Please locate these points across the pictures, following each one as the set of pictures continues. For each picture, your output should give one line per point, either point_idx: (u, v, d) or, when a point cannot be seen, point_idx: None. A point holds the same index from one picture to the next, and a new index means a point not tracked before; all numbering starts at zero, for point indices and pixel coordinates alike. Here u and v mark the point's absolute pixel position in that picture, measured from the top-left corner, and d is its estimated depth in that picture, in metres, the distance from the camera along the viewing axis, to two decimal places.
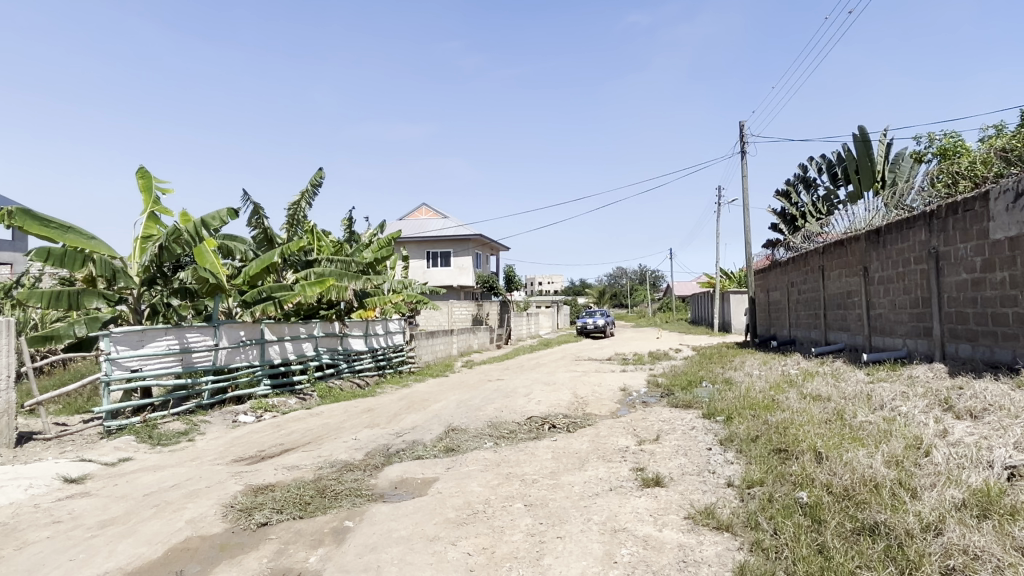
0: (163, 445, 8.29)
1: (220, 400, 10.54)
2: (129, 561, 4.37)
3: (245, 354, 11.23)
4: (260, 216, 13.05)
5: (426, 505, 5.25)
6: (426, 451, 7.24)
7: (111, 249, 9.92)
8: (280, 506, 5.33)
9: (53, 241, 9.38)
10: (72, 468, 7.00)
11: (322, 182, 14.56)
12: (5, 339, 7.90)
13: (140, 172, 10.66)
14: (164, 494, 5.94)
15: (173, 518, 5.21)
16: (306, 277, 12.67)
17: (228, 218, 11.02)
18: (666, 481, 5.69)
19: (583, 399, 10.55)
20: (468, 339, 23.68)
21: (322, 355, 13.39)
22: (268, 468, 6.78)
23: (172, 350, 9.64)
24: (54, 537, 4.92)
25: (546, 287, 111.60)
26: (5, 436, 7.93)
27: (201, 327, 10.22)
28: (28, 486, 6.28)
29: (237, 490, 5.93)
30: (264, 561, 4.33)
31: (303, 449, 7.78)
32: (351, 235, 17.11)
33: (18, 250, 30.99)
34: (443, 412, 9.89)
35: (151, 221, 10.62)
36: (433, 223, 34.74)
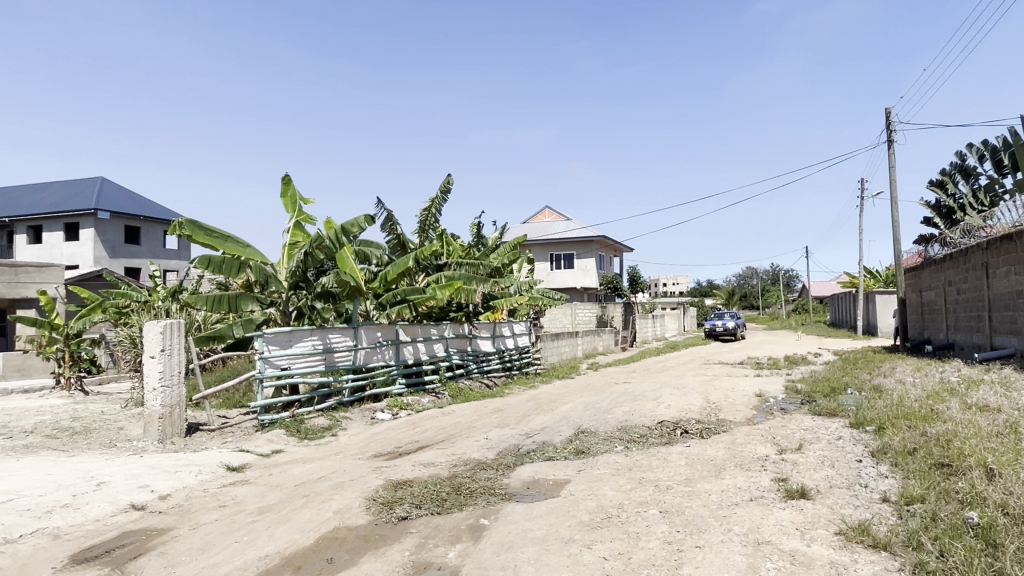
0: (310, 439, 8.86)
1: (359, 398, 11.11)
2: (286, 546, 4.70)
3: (382, 355, 11.78)
4: (393, 223, 13.64)
5: (559, 507, 5.26)
6: (557, 453, 7.27)
7: (264, 256, 10.73)
8: (419, 501, 5.53)
9: (214, 249, 10.32)
10: (233, 457, 7.64)
11: (451, 187, 15.01)
12: (177, 338, 8.69)
13: (286, 184, 11.44)
14: (314, 485, 6.34)
15: (323, 508, 5.54)
16: (438, 280, 13.11)
17: (366, 225, 11.60)
18: (813, 493, 5.37)
19: (716, 404, 10.19)
20: (593, 341, 23.58)
21: (452, 356, 13.80)
22: (406, 464, 7.06)
23: (316, 350, 10.28)
24: (221, 520, 5.38)
25: (671, 288, 109.09)
26: (176, 427, 8.76)
27: (342, 329, 10.84)
28: (198, 472, 6.92)
29: (378, 484, 6.21)
30: (406, 553, 4.51)
31: (437, 446, 8.04)
32: (478, 239, 17.55)
33: (184, 258, 34.30)
34: (572, 414, 9.90)
35: (297, 229, 11.37)
36: (556, 225, 34.85)
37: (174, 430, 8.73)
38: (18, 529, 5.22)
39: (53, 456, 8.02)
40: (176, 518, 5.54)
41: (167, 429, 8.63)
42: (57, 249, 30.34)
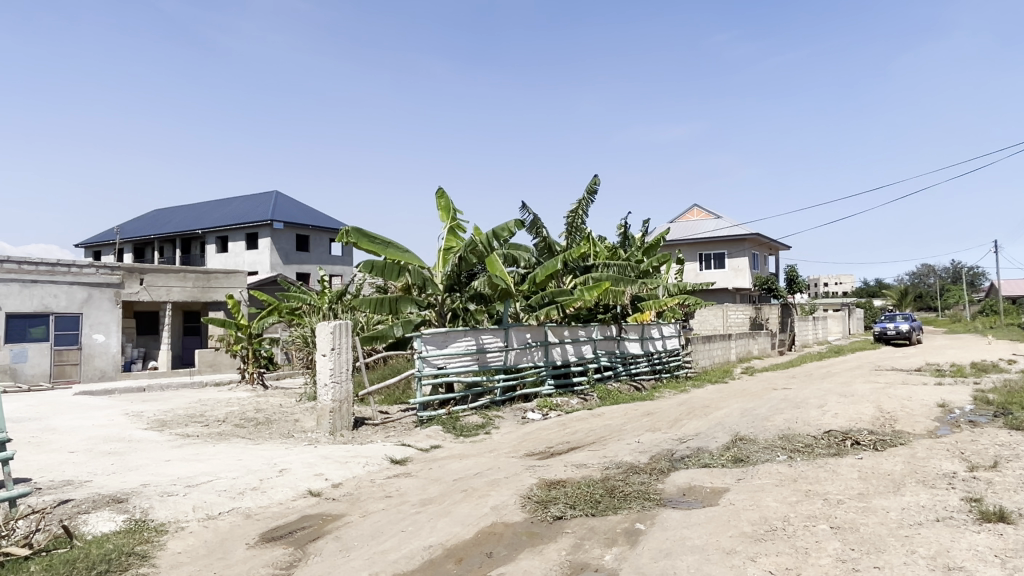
0: (465, 436, 9.18)
1: (511, 398, 11.37)
2: (448, 538, 4.90)
3: (532, 356, 11.98)
4: (540, 225, 13.82)
5: (719, 516, 5.08)
6: (713, 460, 7.01)
7: (422, 261, 11.28)
8: (573, 502, 5.56)
9: (377, 255, 10.95)
10: (396, 451, 8.09)
11: (598, 188, 14.95)
12: (345, 339, 9.36)
13: (440, 194, 11.94)
14: (471, 480, 6.56)
15: (481, 503, 5.72)
16: (586, 281, 13.11)
17: (516, 228, 11.83)
18: (1014, 518, 4.77)
19: (891, 414, 9.37)
20: (747, 344, 22.52)
21: (601, 358, 13.75)
22: (559, 465, 7.12)
23: (470, 350, 10.64)
24: (388, 510, 5.72)
25: (832, 288, 101.74)
26: (344, 420, 9.42)
27: (494, 330, 11.15)
28: (366, 463, 7.41)
29: (532, 483, 6.32)
30: (563, 553, 4.54)
31: (589, 448, 8.04)
32: (625, 239, 17.36)
33: (347, 263, 36.84)
34: (727, 420, 9.51)
35: (451, 235, 11.85)
36: (706, 223, 33.66)
37: (343, 423, 9.39)
38: (217, 507, 5.85)
39: (242, 443, 8.93)
40: (348, 505, 5.96)
41: (337, 422, 9.32)
42: (240, 257, 33.74)
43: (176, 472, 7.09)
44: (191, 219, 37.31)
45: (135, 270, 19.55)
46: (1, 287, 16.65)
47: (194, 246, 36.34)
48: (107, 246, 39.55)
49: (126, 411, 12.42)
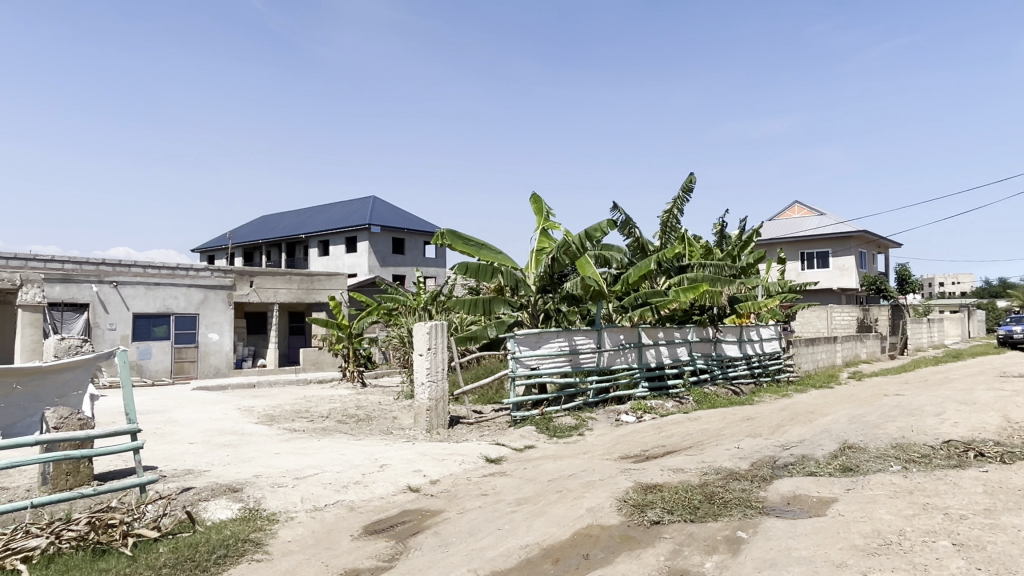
0: (559, 437, 9.18)
1: (604, 400, 11.29)
2: (544, 538, 4.92)
3: (625, 357, 11.85)
4: (633, 226, 13.64)
5: (827, 527, 4.85)
6: (819, 468, 6.69)
7: (514, 262, 11.39)
8: (671, 507, 5.45)
9: (471, 256, 11.22)
10: (491, 450, 8.20)
11: (693, 186, 14.61)
12: (441, 339, 9.54)
13: (534, 197, 12.03)
14: (566, 482, 6.56)
15: (576, 505, 5.71)
16: (681, 282, 12.82)
17: (609, 229, 11.73)
18: None
19: (1020, 425, 8.63)
20: (854, 347, 21.36)
21: (696, 361, 13.42)
22: (655, 468, 7.00)
23: (563, 351, 10.63)
24: (485, 508, 5.80)
25: (949, 288, 94.92)
26: (441, 419, 9.62)
27: (586, 331, 11.08)
28: (462, 461, 7.55)
29: (628, 486, 6.24)
30: (661, 558, 4.47)
31: (685, 452, 7.86)
32: (722, 239, 16.87)
33: (440, 265, 37.64)
34: (834, 427, 9.05)
35: (544, 237, 11.92)
36: (807, 221, 32.19)
37: (439, 421, 9.60)
38: (323, 499, 6.13)
39: (345, 438, 9.30)
40: (446, 502, 6.09)
41: (433, 420, 9.53)
42: (340, 260, 35.16)
43: (285, 465, 7.47)
44: (295, 224, 39.21)
45: (245, 273, 20.75)
46: (129, 289, 18.07)
47: (297, 250, 38.15)
48: (220, 250, 42.18)
49: (238, 406, 13.20)
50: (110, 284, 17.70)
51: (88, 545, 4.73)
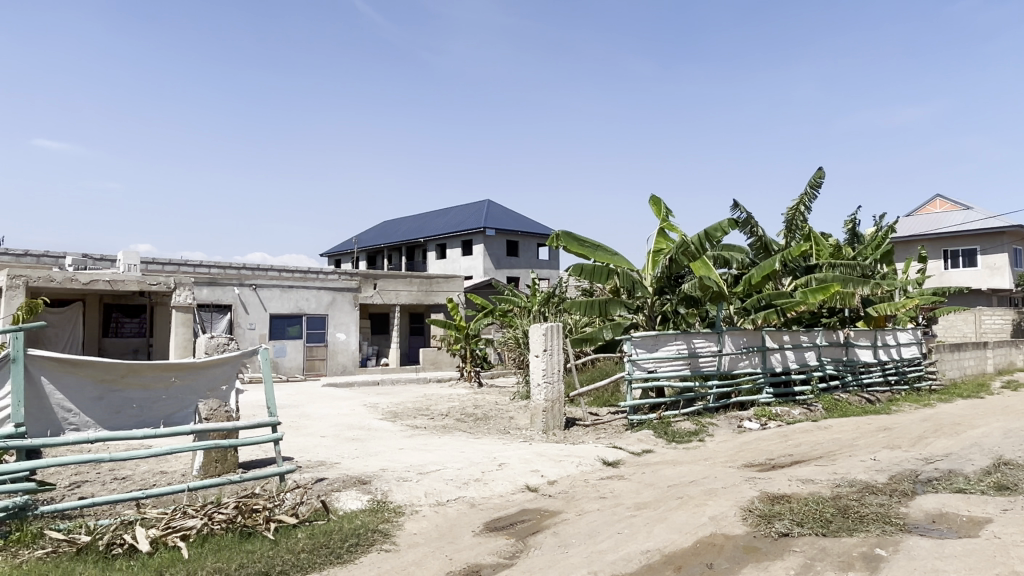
0: (678, 442, 8.97)
1: (725, 405, 10.93)
2: (665, 544, 4.83)
3: (748, 361, 11.40)
4: (755, 225, 13.11)
5: (981, 550, 4.44)
6: (970, 485, 6.14)
7: (631, 263, 11.26)
8: (801, 519, 5.19)
9: (586, 258, 11.24)
10: (608, 453, 8.14)
11: (822, 182, 13.83)
12: (557, 340, 9.58)
13: (653, 198, 11.87)
14: (686, 488, 6.41)
15: (699, 512, 5.56)
16: (808, 283, 12.18)
17: (730, 228, 11.34)
18: None
19: None
20: (1008, 354, 19.42)
21: (825, 366, 12.70)
22: (782, 478, 6.69)
23: (682, 354, 10.37)
24: (603, 511, 5.78)
25: None
26: (557, 420, 9.65)
27: (706, 334, 10.73)
28: (579, 463, 7.55)
29: (753, 495, 6.01)
30: (791, 572, 4.27)
31: (815, 462, 7.45)
32: (853, 237, 15.87)
33: (554, 267, 37.79)
34: (986, 441, 8.28)
35: (662, 237, 11.70)
36: (951, 217, 29.63)
37: (555, 422, 9.64)
38: (446, 494, 6.32)
39: (464, 436, 9.55)
40: (564, 503, 6.12)
41: (550, 421, 9.59)
42: (456, 263, 36.10)
43: (408, 460, 7.78)
44: (415, 228, 40.66)
45: (369, 276, 21.78)
46: (267, 291, 19.40)
47: (417, 253, 39.53)
48: (345, 254, 44.43)
49: (364, 402, 13.88)
50: (250, 287, 19.08)
51: (236, 527, 5.13)
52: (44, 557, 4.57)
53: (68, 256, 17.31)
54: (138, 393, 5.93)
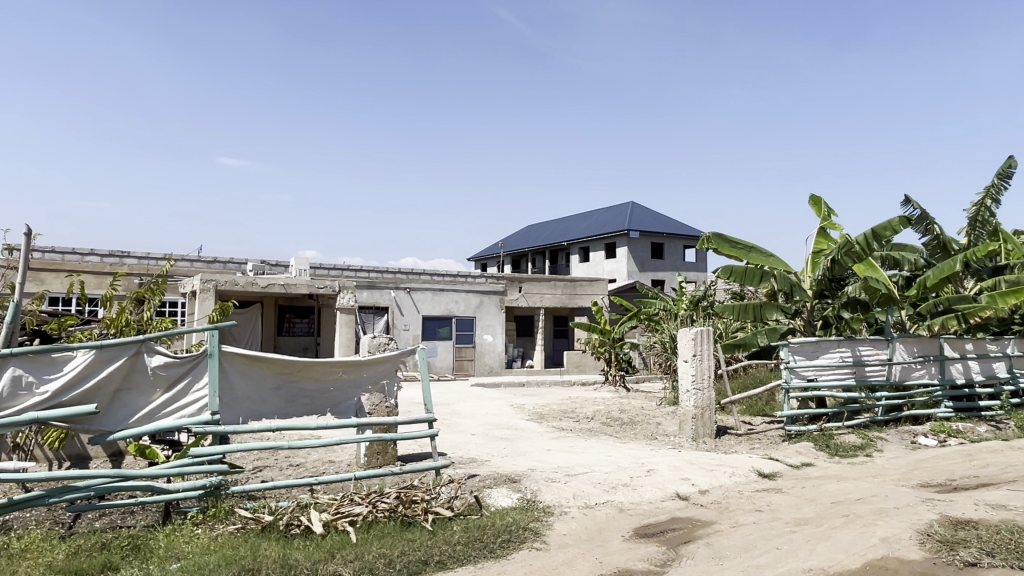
0: (842, 457, 8.37)
1: (895, 419, 10.08)
2: (829, 564, 4.54)
3: (923, 371, 10.42)
4: (932, 222, 11.95)
5: None
6: None
7: (788, 265, 10.68)
8: (991, 548, 4.67)
9: (739, 260, 10.86)
10: (764, 464, 7.76)
11: (1013, 171, 12.37)
12: (708, 345, 9.28)
13: (812, 198, 11.20)
14: (853, 506, 5.97)
15: (868, 533, 5.16)
16: (996, 286, 10.92)
17: (901, 227, 10.46)
18: None
19: None
20: None
21: (1018, 379, 11.32)
22: (967, 502, 6.04)
23: (846, 363, 9.66)
24: (760, 524, 5.52)
25: None
26: (708, 428, 9.35)
27: (873, 340, 9.91)
28: (733, 473, 7.26)
29: (932, 519, 5.48)
30: None
31: (1007, 487, 6.66)
32: None
33: (702, 269, 36.55)
34: None
35: (822, 238, 11.01)
36: None
37: (706, 430, 9.33)
38: (594, 497, 6.33)
39: (610, 441, 9.50)
40: (717, 514, 5.92)
41: (699, 429, 9.30)
42: (600, 266, 35.99)
43: (556, 461, 7.86)
44: (559, 232, 40.99)
45: (515, 279, 22.25)
46: (420, 295, 20.39)
47: (560, 257, 39.83)
48: (491, 259, 45.65)
49: (511, 403, 14.21)
50: (405, 291, 20.16)
51: (397, 516, 5.46)
52: (234, 532, 5.12)
53: (250, 262, 19.20)
54: (310, 386, 6.46)
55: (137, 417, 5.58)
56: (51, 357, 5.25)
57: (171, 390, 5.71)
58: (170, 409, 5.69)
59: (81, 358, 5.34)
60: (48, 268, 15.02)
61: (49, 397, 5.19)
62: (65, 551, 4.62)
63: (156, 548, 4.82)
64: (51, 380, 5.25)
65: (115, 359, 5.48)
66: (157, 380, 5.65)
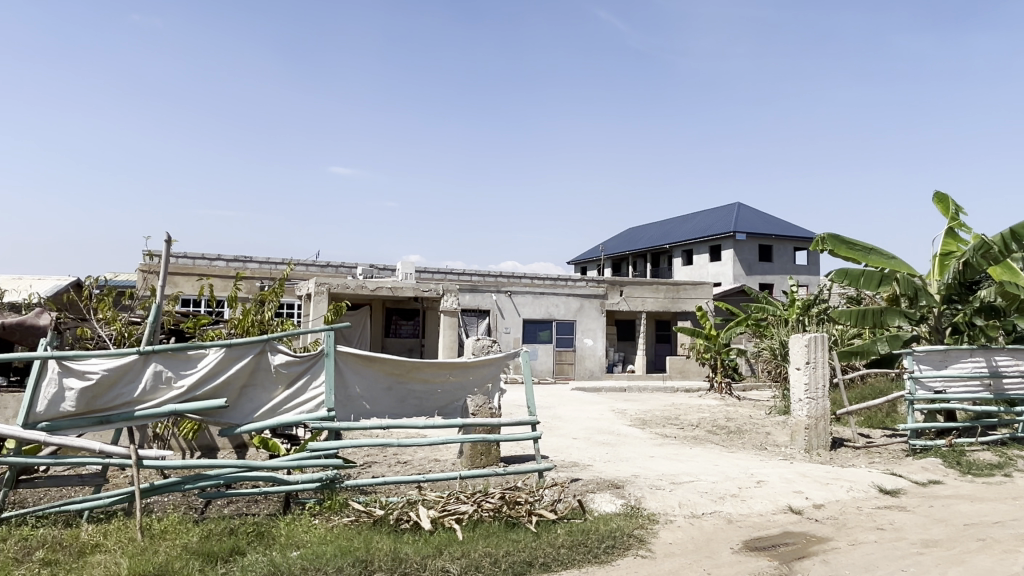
0: (975, 475, 7.74)
1: None
2: None
3: None
4: None
5: None
6: None
7: (911, 267, 9.99)
8: None
9: (857, 262, 10.29)
10: (886, 480, 7.30)
11: None
12: (822, 352, 8.85)
13: (938, 196, 10.43)
14: (990, 530, 5.51)
15: (1008, 560, 4.75)
16: None
17: None
18: None
19: None
20: None
21: None
22: None
23: (980, 374, 8.91)
24: (882, 543, 5.20)
25: None
26: (822, 439, 8.90)
27: (1012, 350, 9.09)
28: (850, 488, 6.87)
29: None
30: None
31: None
32: None
33: (814, 272, 34.75)
34: None
35: (951, 238, 10.22)
36: None
37: (819, 441, 8.89)
38: (701, 507, 6.17)
39: (717, 449, 9.24)
40: (834, 530, 5.63)
41: (813, 440, 8.86)
42: (705, 269, 35.01)
43: (660, 469, 7.72)
44: (661, 235, 40.18)
45: (616, 283, 22.02)
46: (521, 298, 20.58)
47: (662, 260, 39.02)
48: (591, 262, 45.32)
49: (613, 408, 14.07)
50: (506, 294, 20.41)
51: (502, 517, 5.53)
52: (348, 524, 5.36)
53: (360, 266, 20.06)
54: (419, 387, 6.66)
55: (261, 412, 5.96)
56: (187, 355, 5.71)
57: (291, 387, 6.05)
58: (291, 404, 6.04)
59: (213, 355, 5.77)
60: (182, 272, 16.27)
61: (185, 391, 5.65)
62: (199, 534, 5.00)
63: (278, 536, 5.13)
64: (187, 375, 5.70)
65: (242, 356, 5.88)
66: (279, 377, 6.01)
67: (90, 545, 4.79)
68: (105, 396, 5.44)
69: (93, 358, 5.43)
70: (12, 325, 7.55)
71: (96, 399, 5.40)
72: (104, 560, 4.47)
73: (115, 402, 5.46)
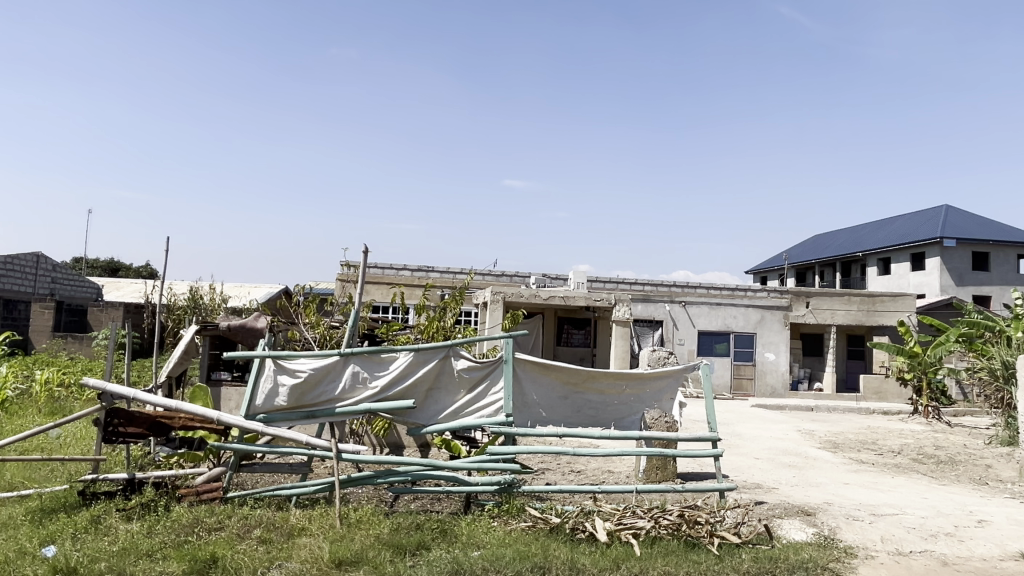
0: None
1: None
2: None
3: None
4: None
5: None
6: None
7: None
8: None
9: None
10: None
11: None
12: None
13: None
14: None
15: None
16: None
17: None
18: None
19: None
20: None
21: None
22: None
23: None
24: None
25: None
26: None
27: None
28: None
29: None
30: None
31: None
32: None
33: None
34: None
35: None
36: None
37: None
38: (909, 544, 5.53)
39: (925, 481, 8.26)
40: None
41: None
42: (904, 279, 31.69)
43: (858, 498, 7.03)
44: (852, 242, 37.03)
45: (801, 294, 20.57)
46: (696, 309, 19.89)
47: (854, 269, 35.94)
48: (771, 271, 42.77)
49: (799, 428, 13.10)
50: (680, 304, 19.83)
51: (681, 535, 5.33)
52: (526, 530, 5.43)
53: (533, 275, 20.49)
54: (596, 398, 6.60)
55: (446, 414, 6.24)
56: (381, 357, 6.14)
57: (472, 392, 6.28)
58: (472, 408, 6.28)
59: (402, 358, 6.14)
60: (373, 281, 17.63)
61: (378, 391, 6.07)
62: (390, 526, 5.32)
63: (460, 535, 5.33)
64: (380, 377, 6.12)
65: (428, 360, 6.19)
66: (461, 382, 6.26)
67: (298, 528, 5.27)
68: (311, 393, 6.00)
69: (301, 358, 6.01)
70: (236, 327, 8.55)
71: (303, 395, 5.97)
72: (309, 544, 4.90)
73: (319, 399, 6.00)
